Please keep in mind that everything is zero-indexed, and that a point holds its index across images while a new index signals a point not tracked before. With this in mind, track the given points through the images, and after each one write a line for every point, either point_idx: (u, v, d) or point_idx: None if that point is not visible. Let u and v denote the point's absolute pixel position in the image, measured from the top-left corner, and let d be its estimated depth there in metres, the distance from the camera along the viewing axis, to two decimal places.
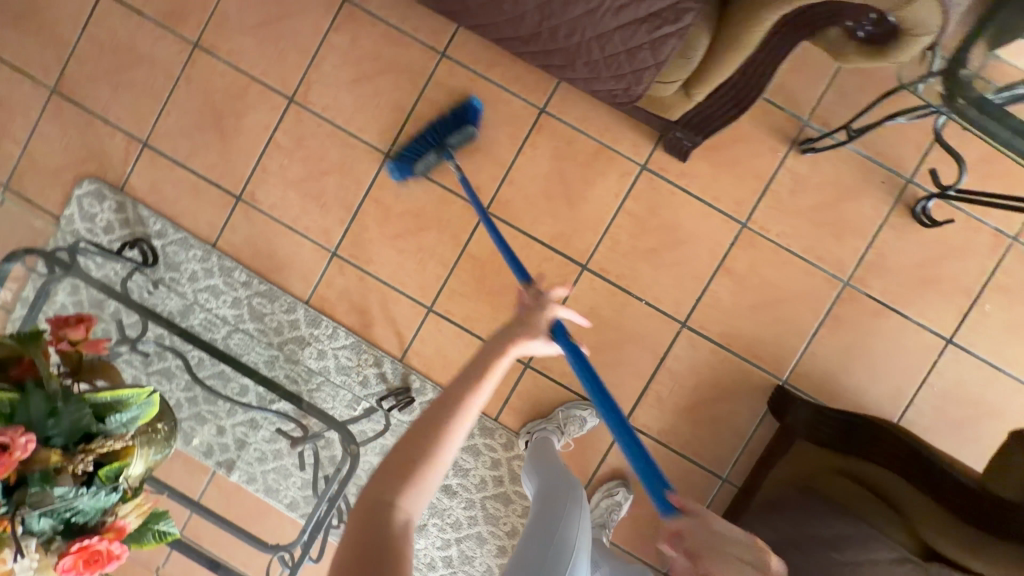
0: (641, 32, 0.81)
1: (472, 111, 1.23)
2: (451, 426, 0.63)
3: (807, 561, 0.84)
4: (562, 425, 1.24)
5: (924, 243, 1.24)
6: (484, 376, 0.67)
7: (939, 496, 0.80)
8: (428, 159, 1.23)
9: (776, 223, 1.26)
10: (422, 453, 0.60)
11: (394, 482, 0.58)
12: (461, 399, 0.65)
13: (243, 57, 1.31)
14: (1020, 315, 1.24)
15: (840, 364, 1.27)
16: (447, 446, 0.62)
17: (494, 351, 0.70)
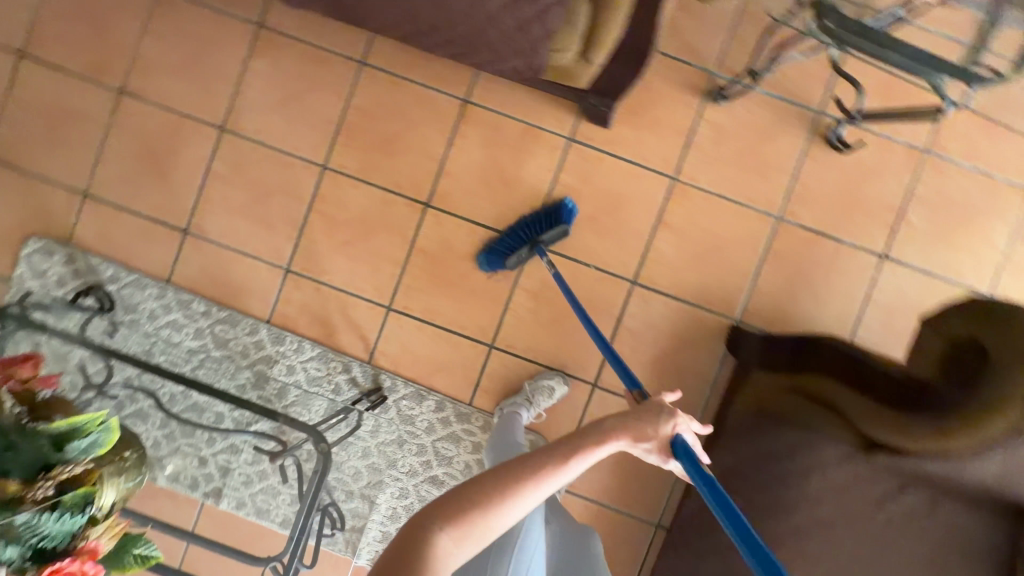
0: (526, 8, 0.86)
1: (568, 210, 1.28)
2: (521, 486, 0.60)
3: (764, 475, 0.89)
4: (532, 396, 1.28)
5: (844, 169, 1.31)
6: (570, 457, 0.63)
7: (868, 389, 0.84)
8: (521, 253, 1.27)
9: (704, 172, 1.31)
10: (487, 502, 0.59)
11: (446, 511, 0.58)
12: (543, 467, 0.62)
13: (169, 96, 1.34)
14: (943, 221, 1.31)
15: (787, 296, 1.32)
16: (512, 508, 0.60)
17: (595, 435, 0.65)
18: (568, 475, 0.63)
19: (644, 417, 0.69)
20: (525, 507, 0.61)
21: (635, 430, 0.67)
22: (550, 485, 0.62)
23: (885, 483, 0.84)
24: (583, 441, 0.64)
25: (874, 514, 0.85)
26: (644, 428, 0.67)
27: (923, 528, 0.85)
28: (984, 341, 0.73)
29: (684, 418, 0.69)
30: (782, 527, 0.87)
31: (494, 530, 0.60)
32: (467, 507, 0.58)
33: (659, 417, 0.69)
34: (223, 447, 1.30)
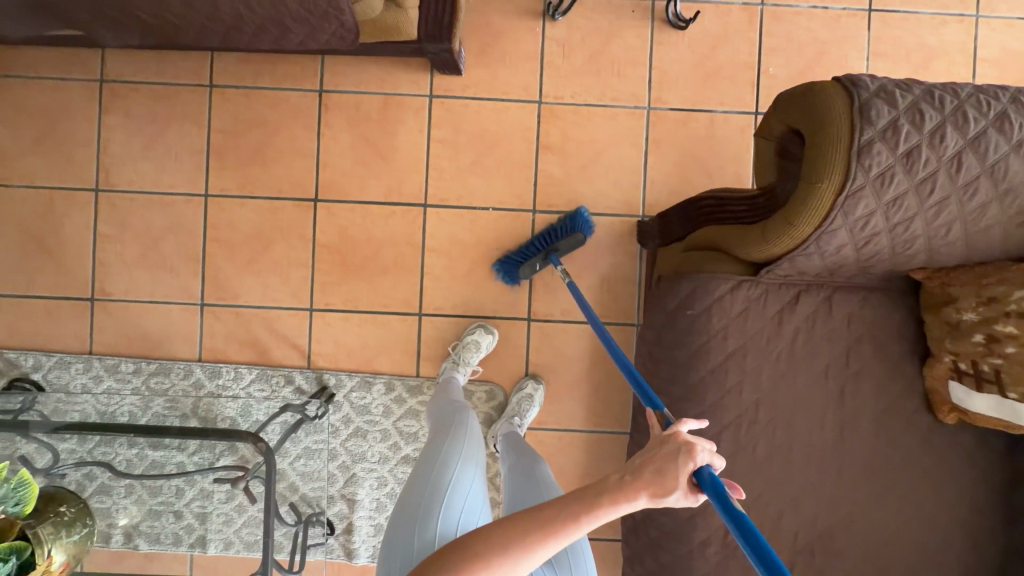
0: None
1: (581, 224, 1.27)
2: (527, 545, 0.55)
3: (674, 330, 0.90)
4: (460, 357, 1.28)
5: (693, 45, 1.35)
6: (582, 519, 0.54)
7: (737, 217, 0.86)
8: (534, 263, 1.28)
9: (565, 88, 1.35)
10: (489, 558, 0.55)
11: (449, 562, 0.56)
12: (553, 526, 0.55)
13: (36, 175, 1.34)
14: (798, 65, 1.35)
15: (681, 179, 1.36)
16: (518, 566, 0.55)
17: (614, 491, 0.55)
18: (583, 531, 0.56)
19: (670, 454, 0.55)
20: (533, 564, 0.56)
21: (657, 483, 0.54)
22: (561, 541, 0.56)
23: (778, 298, 0.88)
24: (599, 498, 0.55)
25: (778, 331, 0.88)
26: (668, 472, 0.54)
27: (827, 328, 0.88)
28: (797, 126, 0.72)
29: (712, 451, 0.55)
30: (702, 373, 0.88)
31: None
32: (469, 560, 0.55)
33: (679, 455, 0.55)
34: (194, 494, 1.18)
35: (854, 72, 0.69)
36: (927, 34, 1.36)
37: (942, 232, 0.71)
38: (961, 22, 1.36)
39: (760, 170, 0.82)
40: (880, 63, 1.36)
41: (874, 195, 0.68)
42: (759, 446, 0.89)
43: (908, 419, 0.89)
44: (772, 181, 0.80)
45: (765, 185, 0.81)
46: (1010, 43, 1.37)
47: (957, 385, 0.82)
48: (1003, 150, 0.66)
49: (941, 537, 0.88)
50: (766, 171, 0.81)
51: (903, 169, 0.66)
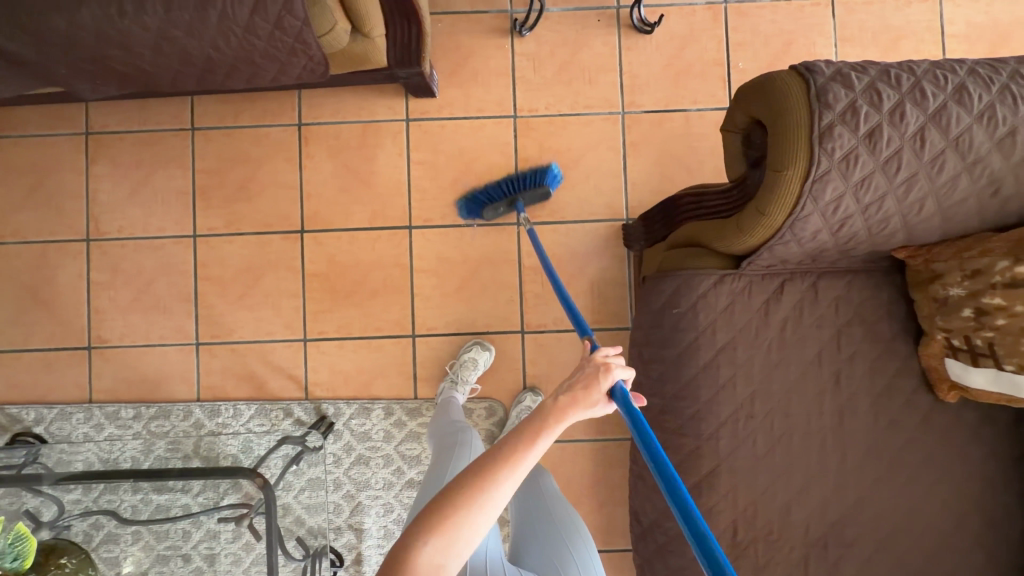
0: (270, 6, 0.92)
1: (551, 179, 1.24)
2: (496, 476, 0.56)
3: (662, 330, 0.89)
4: (458, 377, 1.28)
5: (661, 47, 1.37)
6: (533, 440, 0.58)
7: (712, 214, 0.86)
8: (497, 208, 1.26)
9: (539, 100, 1.37)
10: (461, 501, 0.55)
11: (424, 522, 0.55)
12: (511, 456, 0.58)
13: (28, 230, 1.37)
14: (767, 57, 1.37)
15: (662, 179, 1.36)
16: (490, 502, 0.56)
17: (557, 407, 0.60)
18: (540, 453, 0.59)
19: (592, 373, 0.63)
20: (504, 499, 0.56)
21: (589, 394, 0.62)
22: (524, 467, 0.58)
23: (763, 289, 0.87)
24: (544, 415, 0.60)
25: (767, 322, 0.87)
26: (593, 388, 0.62)
27: (816, 315, 0.87)
28: (758, 115, 0.73)
29: (622, 361, 0.64)
30: (695, 372, 0.87)
31: (480, 533, 0.55)
32: (445, 512, 0.55)
33: (598, 373, 0.63)
34: (200, 536, 1.15)
35: (809, 59, 0.70)
36: (892, 15, 1.37)
37: (915, 209, 0.71)
38: (925, 1, 1.38)
39: (728, 166, 0.83)
40: (848, 48, 1.38)
41: (841, 177, 0.67)
42: (758, 439, 0.87)
43: (907, 400, 0.87)
44: (740, 174, 0.80)
45: (735, 179, 0.82)
46: (976, 17, 1.38)
47: (954, 361, 0.81)
48: (965, 122, 0.65)
49: (957, 519, 0.86)
50: (732, 165, 0.82)
51: (866, 150, 0.66)
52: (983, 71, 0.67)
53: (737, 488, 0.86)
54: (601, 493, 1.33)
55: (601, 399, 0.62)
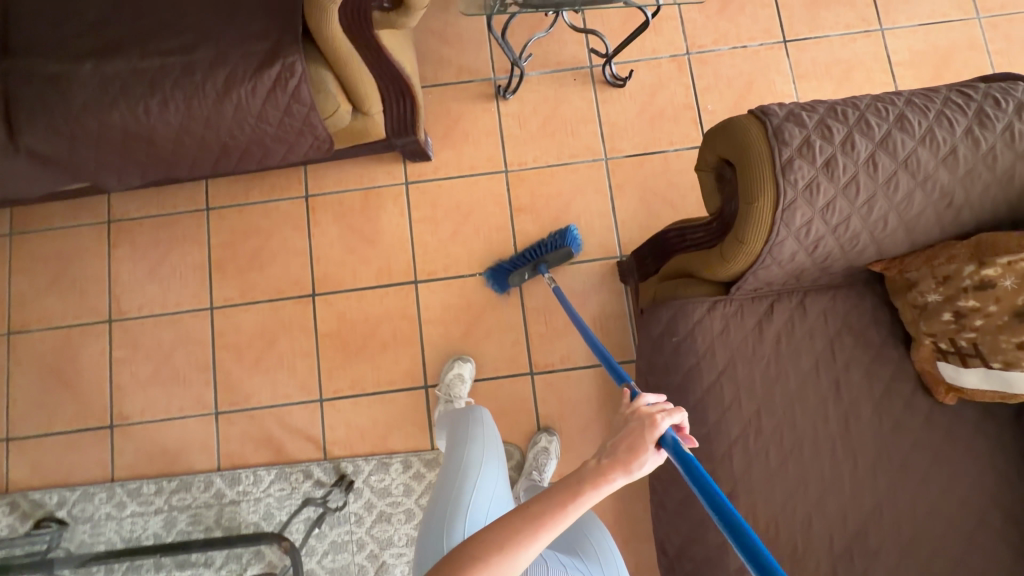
0: (280, 95, 1.03)
1: (569, 241, 1.33)
2: (520, 540, 0.54)
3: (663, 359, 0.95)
4: (450, 393, 1.32)
5: (634, 97, 1.49)
6: (569, 505, 0.55)
7: (698, 244, 0.93)
8: (523, 273, 1.33)
9: (526, 154, 1.48)
10: (483, 561, 0.53)
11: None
12: (542, 518, 0.55)
13: (52, 316, 1.44)
14: (732, 97, 1.49)
15: (649, 216, 1.45)
16: (513, 564, 0.54)
17: (596, 467, 0.57)
18: (571, 519, 0.56)
19: (638, 427, 0.59)
20: (527, 562, 0.55)
21: (632, 454, 0.58)
22: (551, 533, 0.55)
23: (753, 310, 0.92)
24: (581, 477, 0.57)
25: (762, 341, 0.91)
26: (638, 443, 0.58)
27: (807, 331, 0.91)
28: (727, 155, 0.81)
29: (671, 412, 0.60)
30: (698, 393, 0.91)
31: None
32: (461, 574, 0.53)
33: (644, 428, 0.59)
34: None
35: (764, 103, 0.78)
36: (840, 50, 1.51)
37: (880, 225, 0.77)
38: (869, 36, 1.51)
39: (707, 198, 0.90)
40: (805, 82, 1.50)
41: (807, 204, 0.74)
42: (770, 455, 0.89)
43: (909, 405, 0.91)
44: (719, 207, 0.87)
45: (715, 211, 0.88)
46: (917, 46, 1.51)
47: (945, 364, 0.84)
48: (910, 146, 0.73)
49: (980, 520, 0.86)
50: (710, 197, 0.89)
51: (826, 177, 0.73)
52: (918, 100, 0.76)
53: (756, 507, 0.87)
54: (626, 528, 1.32)
55: (644, 458, 0.58)
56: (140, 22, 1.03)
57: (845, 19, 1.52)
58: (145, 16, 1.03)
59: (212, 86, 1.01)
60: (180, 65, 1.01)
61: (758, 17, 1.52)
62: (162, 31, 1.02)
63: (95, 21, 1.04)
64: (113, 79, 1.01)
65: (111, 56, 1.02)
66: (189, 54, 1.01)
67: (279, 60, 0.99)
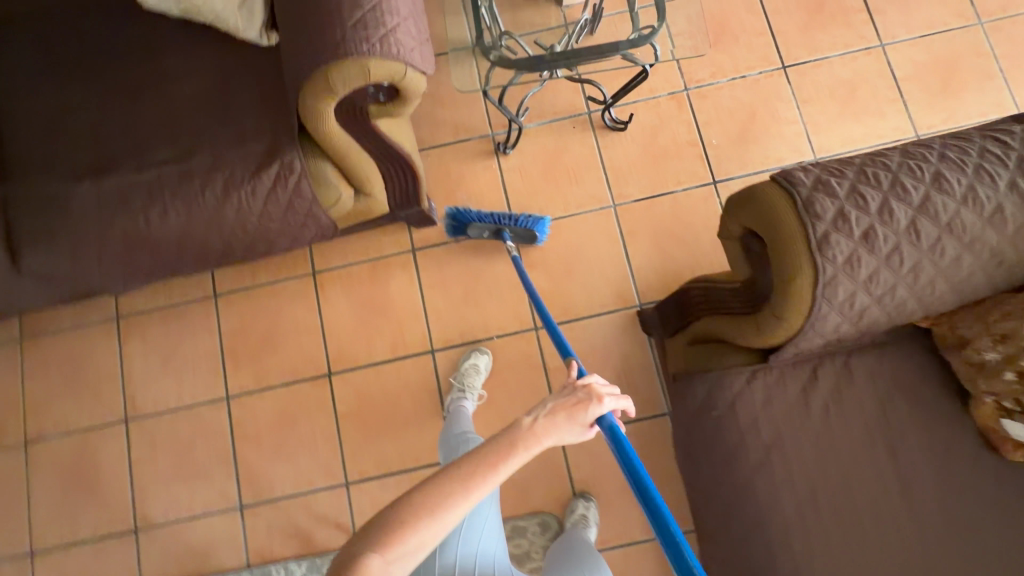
0: (281, 193, 1.01)
1: (541, 228, 1.34)
2: (458, 487, 0.59)
3: (704, 434, 0.91)
4: (465, 383, 1.32)
5: (636, 139, 1.46)
6: (500, 464, 0.60)
7: (728, 311, 0.89)
8: (483, 233, 1.32)
9: (532, 208, 1.44)
10: (414, 516, 0.57)
11: (377, 533, 0.56)
12: (474, 476, 0.60)
13: (68, 420, 1.41)
14: (736, 129, 1.45)
15: (664, 259, 1.40)
16: (443, 520, 0.57)
17: (533, 424, 0.63)
18: (503, 476, 0.61)
19: (576, 398, 0.66)
20: (457, 520, 0.58)
21: (567, 418, 0.65)
22: (488, 484, 0.60)
23: (796, 378, 0.87)
24: (520, 435, 0.62)
25: (807, 409, 0.86)
26: (575, 410, 0.65)
27: (855, 395, 0.86)
28: (751, 228, 0.77)
29: (618, 395, 0.66)
30: (745, 469, 0.86)
31: (428, 547, 0.57)
32: (400, 520, 0.57)
33: (581, 402, 0.65)
34: None
35: (788, 170, 0.74)
36: (841, 71, 1.47)
37: (928, 289, 0.72)
38: (869, 53, 1.47)
39: (733, 263, 0.87)
40: (809, 106, 1.46)
41: (848, 279, 0.69)
42: (831, 532, 0.83)
43: (979, 466, 0.84)
44: (746, 275, 0.84)
45: (743, 279, 0.85)
46: (921, 57, 1.47)
47: (1012, 422, 0.77)
48: (952, 208, 0.69)
49: None
50: (735, 263, 0.86)
51: (866, 251, 0.68)
52: (954, 154, 0.71)
53: None
54: None
55: (577, 424, 0.65)
56: (137, 133, 1.01)
57: (843, 39, 1.48)
58: (141, 125, 1.02)
59: (211, 192, 0.99)
60: (178, 173, 0.99)
61: (754, 45, 1.49)
62: (160, 140, 1.01)
63: (91, 135, 1.02)
64: (114, 194, 1.00)
65: (111, 171, 1.00)
66: (188, 162, 0.99)
67: (276, 160, 0.98)
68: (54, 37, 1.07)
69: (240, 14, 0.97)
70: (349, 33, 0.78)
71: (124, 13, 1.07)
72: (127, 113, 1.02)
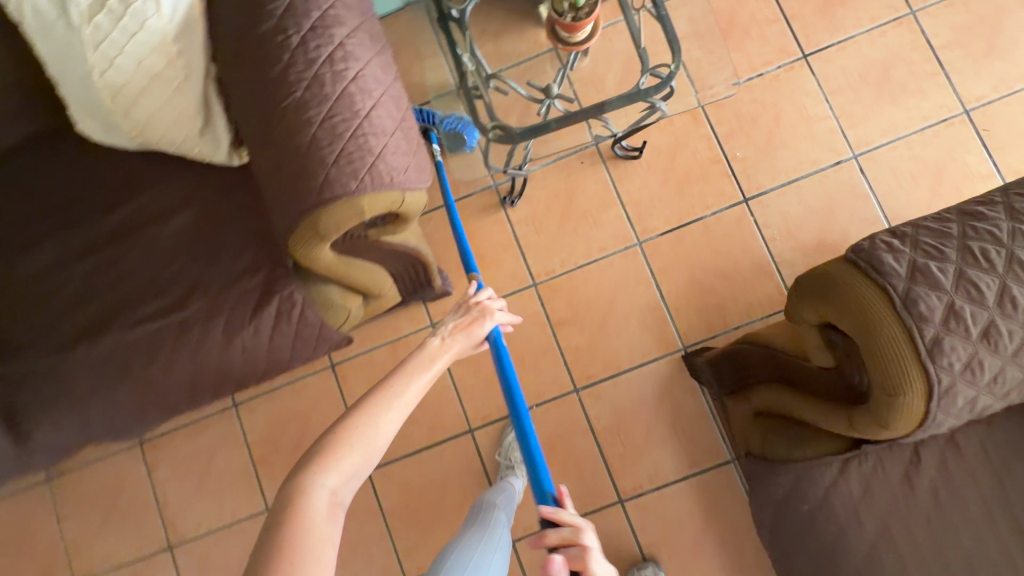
0: (286, 326, 0.92)
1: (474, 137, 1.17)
2: (377, 411, 0.69)
3: (797, 528, 0.82)
4: (510, 459, 1.24)
5: (652, 165, 1.33)
6: (424, 373, 0.75)
7: (807, 391, 0.79)
8: None
9: (552, 260, 1.33)
10: (361, 423, 0.68)
11: (328, 447, 0.65)
12: (404, 383, 0.73)
13: (113, 555, 1.37)
14: (762, 136, 1.31)
15: (703, 294, 1.29)
16: (387, 420, 0.70)
17: (430, 350, 0.78)
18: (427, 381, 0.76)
19: (461, 328, 0.83)
20: (397, 422, 0.71)
21: (453, 346, 0.81)
22: (400, 405, 0.72)
23: (896, 460, 0.77)
24: (433, 353, 0.78)
25: (914, 495, 0.76)
26: (459, 340, 0.82)
27: (963, 470, 0.76)
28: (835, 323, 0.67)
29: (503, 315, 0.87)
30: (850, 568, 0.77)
31: (377, 447, 0.68)
32: (331, 452, 0.65)
33: (479, 316, 0.85)
34: None
35: (874, 254, 0.62)
36: (869, 50, 1.31)
37: None
38: (899, 25, 1.31)
39: (807, 344, 0.76)
40: (840, 97, 1.31)
41: (969, 385, 0.59)
42: None
43: None
44: (827, 362, 0.73)
45: (821, 364, 0.75)
46: (958, 20, 1.30)
47: None
48: None
49: None
50: (809, 345, 0.76)
51: (987, 351, 0.58)
52: None
53: None
54: None
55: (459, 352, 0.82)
56: (122, 286, 0.92)
57: (867, 13, 1.32)
58: (126, 277, 0.93)
59: (212, 340, 0.90)
60: (174, 326, 0.90)
61: (768, 37, 1.33)
62: (148, 291, 0.92)
63: (75, 296, 0.93)
64: (111, 359, 0.91)
65: (103, 333, 0.91)
66: (181, 311, 0.90)
67: (275, 295, 0.88)
68: (10, 191, 0.97)
69: (204, 140, 0.85)
70: (333, 171, 0.68)
71: (78, 153, 0.96)
72: (109, 265, 0.93)
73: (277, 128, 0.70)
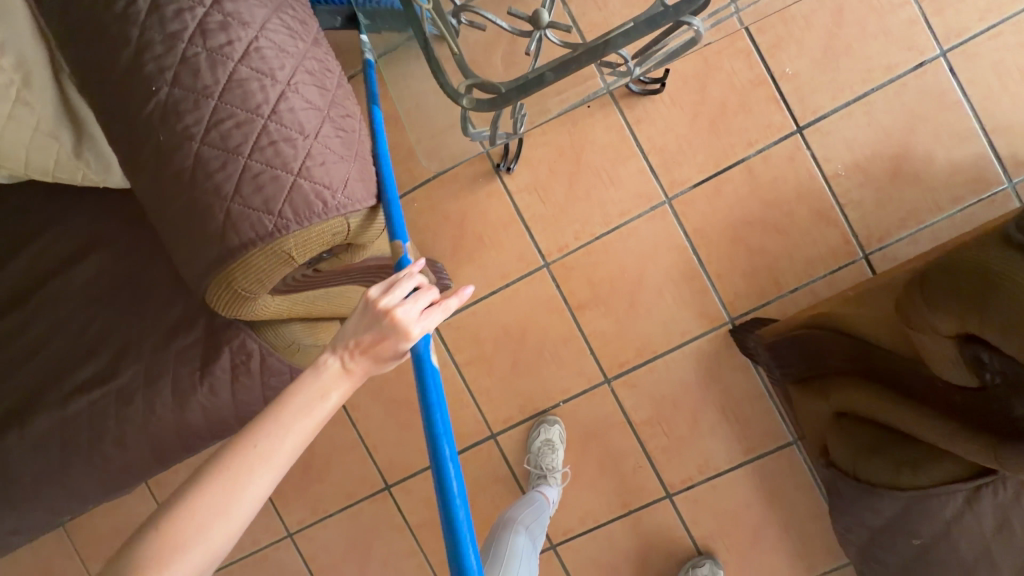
0: (247, 379, 0.74)
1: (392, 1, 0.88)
2: (234, 476, 0.46)
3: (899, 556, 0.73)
4: (545, 469, 1.10)
5: (678, 98, 1.05)
6: (306, 414, 0.49)
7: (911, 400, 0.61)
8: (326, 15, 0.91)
9: (565, 233, 1.10)
10: (201, 500, 0.45)
11: (153, 536, 0.43)
12: (271, 432, 0.48)
13: None
14: (818, 43, 1.01)
15: (751, 255, 1.07)
16: (241, 496, 0.45)
17: (324, 380, 0.50)
18: (313, 424, 0.49)
19: (375, 334, 0.52)
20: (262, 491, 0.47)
21: (366, 356, 0.52)
22: (275, 460, 0.47)
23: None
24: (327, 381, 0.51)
25: None
26: (375, 349, 0.52)
27: None
28: (975, 332, 0.47)
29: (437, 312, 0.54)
30: None
31: (230, 530, 0.45)
32: (163, 540, 0.43)
33: (394, 329, 0.52)
34: None
35: None
36: None
37: None
38: None
39: (918, 345, 0.57)
40: None
41: None
42: None
43: None
44: (950, 374, 0.54)
45: (938, 374, 0.56)
46: None
47: None
48: None
49: None
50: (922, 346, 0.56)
51: None
52: None
53: None
54: None
55: (380, 362, 0.53)
56: (43, 355, 0.75)
57: None
58: (45, 343, 0.75)
59: (162, 408, 0.73)
60: (113, 397, 0.73)
61: None
62: (72, 360, 0.74)
63: None
64: (48, 446, 0.74)
65: (31, 415, 0.74)
66: (115, 381, 0.73)
67: (223, 347, 0.71)
68: None
69: (83, 161, 0.63)
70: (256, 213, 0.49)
71: None
72: (23, 331, 0.76)
73: (144, 145, 0.49)
